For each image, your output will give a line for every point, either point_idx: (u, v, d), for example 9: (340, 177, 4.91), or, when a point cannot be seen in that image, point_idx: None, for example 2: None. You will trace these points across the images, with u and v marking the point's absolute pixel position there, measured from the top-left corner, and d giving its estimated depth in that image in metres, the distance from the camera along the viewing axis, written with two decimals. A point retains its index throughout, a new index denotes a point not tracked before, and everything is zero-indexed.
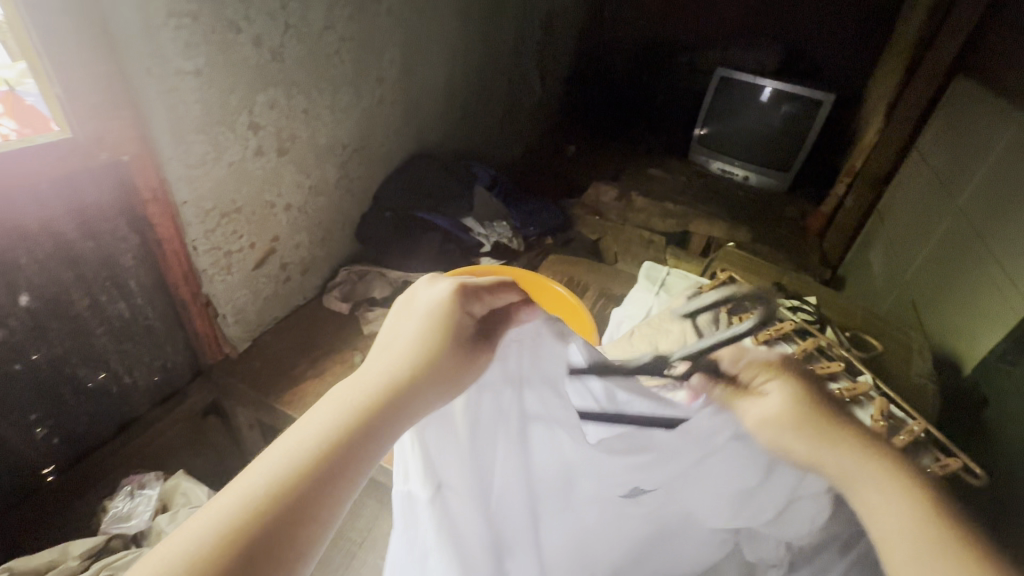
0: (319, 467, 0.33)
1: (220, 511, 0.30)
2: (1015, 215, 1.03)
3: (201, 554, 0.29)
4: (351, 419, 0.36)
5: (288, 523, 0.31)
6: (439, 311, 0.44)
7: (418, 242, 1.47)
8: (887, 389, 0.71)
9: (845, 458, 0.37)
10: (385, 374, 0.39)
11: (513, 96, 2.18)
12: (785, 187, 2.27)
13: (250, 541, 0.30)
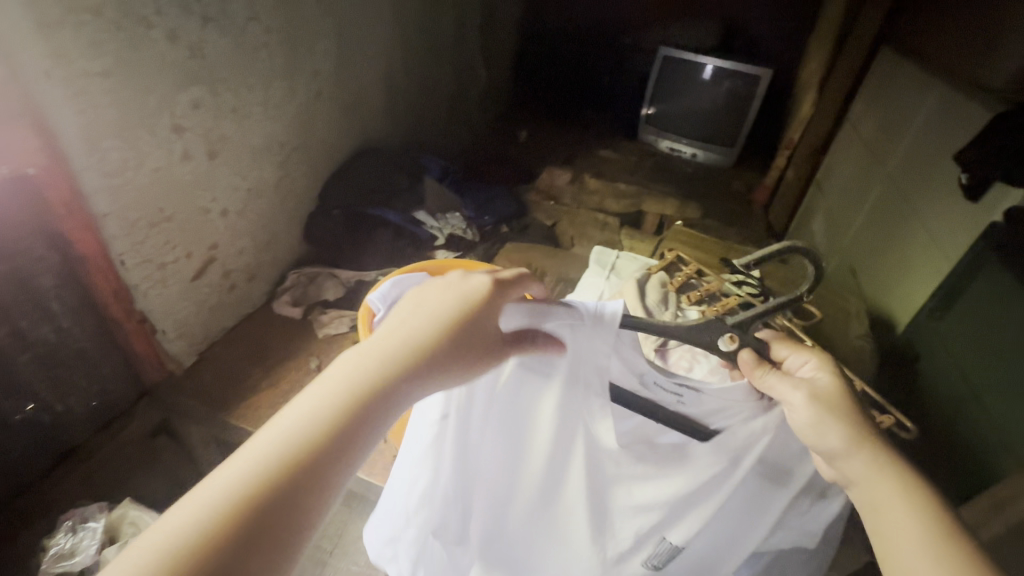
0: (276, 487, 0.33)
1: (216, 501, 0.32)
2: (937, 179, 1.09)
3: (190, 545, 0.30)
4: (340, 423, 0.36)
5: (253, 539, 0.31)
6: (456, 308, 0.43)
7: (370, 239, 1.43)
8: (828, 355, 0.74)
9: (878, 458, 0.44)
10: (380, 370, 0.39)
11: (459, 83, 2.14)
12: (730, 162, 2.34)
13: (233, 539, 0.31)
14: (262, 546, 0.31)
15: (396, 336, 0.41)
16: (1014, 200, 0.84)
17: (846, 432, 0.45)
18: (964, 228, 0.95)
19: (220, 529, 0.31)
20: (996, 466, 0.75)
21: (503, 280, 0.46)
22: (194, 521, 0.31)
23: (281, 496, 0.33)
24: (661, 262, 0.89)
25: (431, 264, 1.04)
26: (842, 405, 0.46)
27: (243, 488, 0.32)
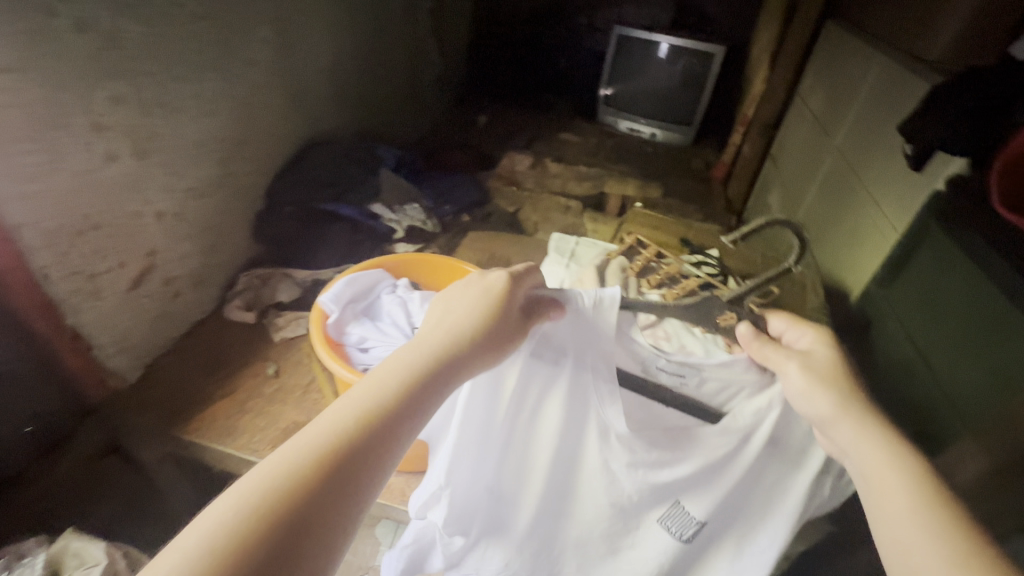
0: (372, 427, 0.43)
1: (324, 429, 0.42)
2: (882, 151, 1.12)
3: (312, 457, 0.40)
4: (411, 381, 0.48)
5: (358, 462, 0.41)
6: (490, 296, 0.57)
7: (325, 236, 1.37)
8: None
9: (866, 422, 0.52)
10: (439, 346, 0.52)
11: (412, 69, 2.07)
12: (688, 141, 2.37)
13: (341, 458, 0.41)
14: (359, 472, 0.41)
15: (440, 322, 0.55)
16: (954, 168, 0.87)
17: (836, 396, 0.54)
18: (908, 197, 0.98)
19: (332, 451, 0.41)
20: (945, 427, 0.78)
21: (514, 273, 0.60)
22: (312, 448, 0.41)
23: (366, 432, 0.43)
24: (620, 249, 0.89)
25: (387, 259, 1.00)
26: (831, 367, 0.56)
27: (345, 424, 0.43)
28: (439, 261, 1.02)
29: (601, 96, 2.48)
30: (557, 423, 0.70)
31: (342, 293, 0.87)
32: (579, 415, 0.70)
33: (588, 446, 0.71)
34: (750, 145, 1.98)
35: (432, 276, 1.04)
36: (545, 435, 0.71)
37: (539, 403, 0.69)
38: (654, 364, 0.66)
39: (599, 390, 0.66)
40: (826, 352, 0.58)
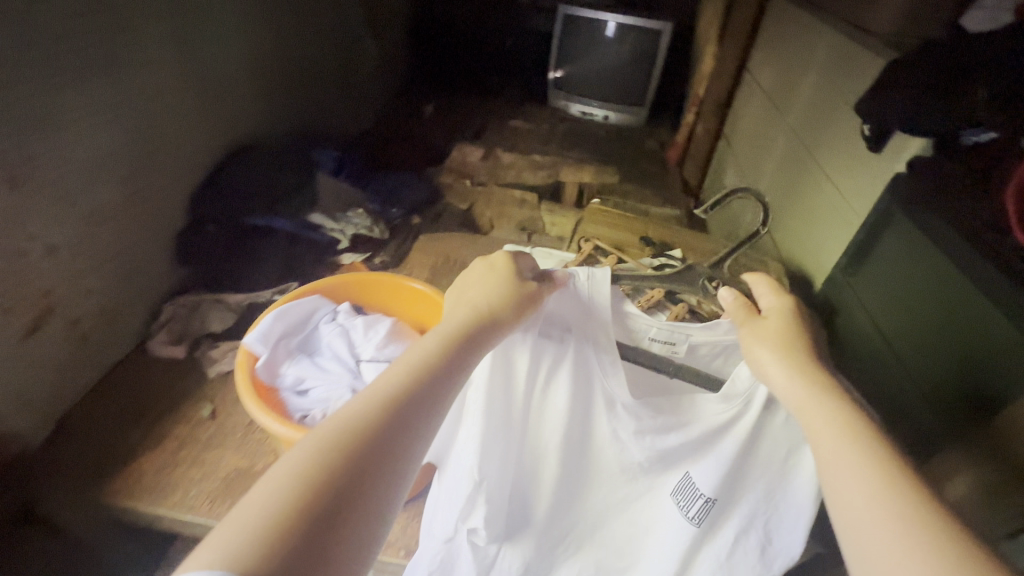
0: (415, 385, 0.48)
1: (376, 390, 0.47)
2: (836, 129, 1.08)
3: (371, 409, 0.45)
4: (445, 349, 0.53)
5: (409, 412, 0.46)
6: (501, 273, 0.63)
7: (258, 253, 1.24)
8: None
9: (800, 364, 0.54)
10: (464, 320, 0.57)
11: (346, 60, 1.92)
12: (641, 122, 2.32)
13: (393, 408, 0.46)
14: (410, 421, 0.46)
15: (457, 304, 0.60)
16: (915, 148, 0.84)
17: (772, 344, 0.56)
18: (867, 178, 0.95)
19: (385, 405, 0.46)
20: (920, 417, 0.75)
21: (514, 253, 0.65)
22: (369, 403, 0.46)
23: (414, 388, 0.48)
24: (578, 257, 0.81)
25: (323, 282, 0.90)
26: (778, 326, 0.59)
27: (394, 385, 0.48)
28: (382, 280, 0.92)
29: (551, 79, 2.39)
30: (562, 403, 0.66)
31: (272, 329, 0.76)
32: (586, 392, 0.66)
33: (596, 425, 0.67)
34: (703, 124, 1.94)
35: (373, 296, 0.94)
36: (554, 417, 0.67)
37: (549, 384, 0.66)
38: (648, 334, 0.68)
39: (601, 360, 0.64)
40: (782, 313, 0.60)
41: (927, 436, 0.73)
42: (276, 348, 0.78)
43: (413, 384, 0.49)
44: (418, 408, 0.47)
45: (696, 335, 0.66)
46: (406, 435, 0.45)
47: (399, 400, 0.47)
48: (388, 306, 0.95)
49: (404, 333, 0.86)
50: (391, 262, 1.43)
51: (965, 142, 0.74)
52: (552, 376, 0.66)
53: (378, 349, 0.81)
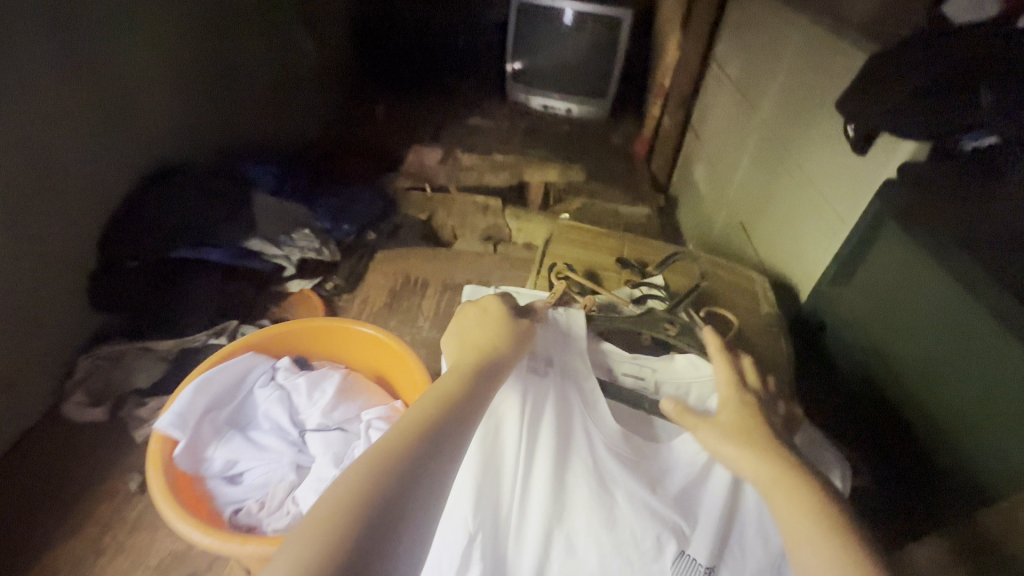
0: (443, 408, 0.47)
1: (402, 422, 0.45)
2: (813, 128, 1.02)
3: (400, 436, 0.43)
4: (460, 376, 0.52)
5: (441, 433, 0.45)
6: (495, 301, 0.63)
7: (190, 291, 1.11)
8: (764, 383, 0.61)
9: (752, 444, 0.51)
10: (473, 349, 0.56)
11: (282, 61, 1.75)
12: (605, 115, 2.23)
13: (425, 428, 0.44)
14: (446, 441, 0.44)
15: (459, 341, 0.59)
16: (904, 153, 0.77)
17: (720, 428, 0.53)
18: (850, 184, 0.89)
19: (415, 428, 0.45)
20: (929, 457, 0.69)
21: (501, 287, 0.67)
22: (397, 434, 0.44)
23: (441, 410, 0.47)
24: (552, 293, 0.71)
25: (258, 334, 0.79)
26: (723, 406, 0.56)
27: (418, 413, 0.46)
28: (327, 327, 0.81)
29: (509, 72, 2.27)
30: (542, 455, 0.58)
31: (192, 405, 0.65)
32: (568, 439, 0.58)
33: (577, 485, 0.57)
34: (669, 118, 1.86)
35: (315, 342, 0.83)
36: (534, 472, 0.57)
37: (528, 431, 0.58)
38: (619, 367, 0.64)
39: (585, 395, 0.59)
40: (725, 378, 0.58)
41: (941, 479, 0.67)
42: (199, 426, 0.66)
43: (440, 416, 0.47)
44: (443, 441, 0.44)
45: (664, 376, 0.63)
46: (436, 466, 0.42)
47: (422, 427, 0.45)
48: (335, 354, 0.84)
49: (355, 389, 0.76)
50: (344, 287, 1.32)
51: (965, 147, 0.67)
52: (531, 423, 0.58)
53: (325, 415, 0.71)
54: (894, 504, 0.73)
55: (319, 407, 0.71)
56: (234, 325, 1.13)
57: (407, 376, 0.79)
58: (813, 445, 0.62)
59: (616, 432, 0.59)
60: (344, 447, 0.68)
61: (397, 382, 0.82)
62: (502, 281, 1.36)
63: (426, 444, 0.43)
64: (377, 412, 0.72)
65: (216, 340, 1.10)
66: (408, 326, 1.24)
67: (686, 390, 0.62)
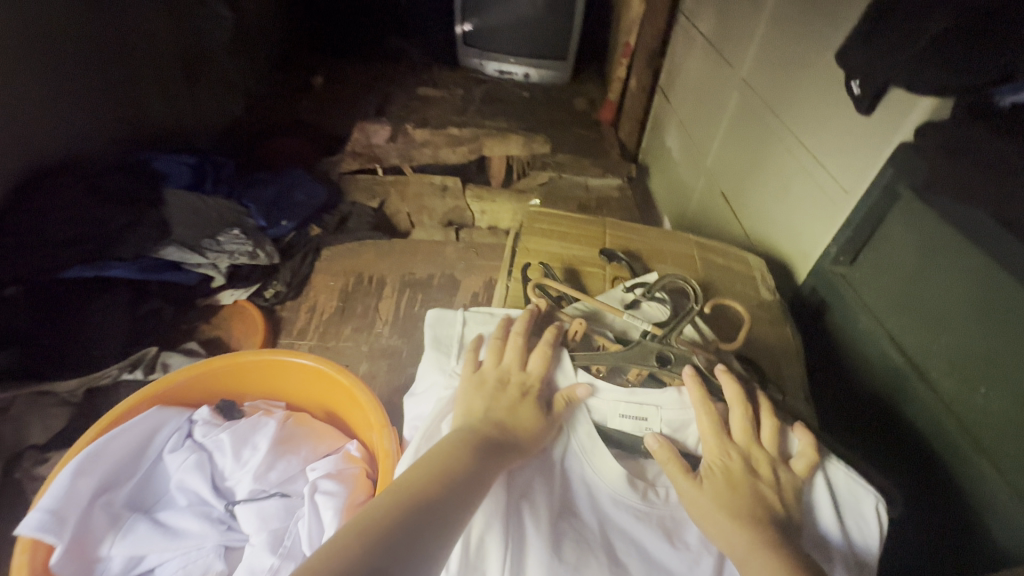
0: (436, 483, 0.42)
1: (390, 498, 0.39)
2: (806, 88, 0.90)
3: (383, 511, 0.38)
4: (462, 449, 0.46)
5: (430, 511, 0.39)
6: (519, 348, 0.57)
7: (89, 318, 0.93)
8: (764, 423, 0.54)
9: (732, 513, 0.47)
10: (485, 417, 0.50)
11: (189, 31, 1.49)
12: (567, 78, 2.06)
13: (407, 504, 0.39)
14: (436, 522, 0.39)
15: (482, 400, 0.52)
16: (920, 114, 0.66)
17: (698, 497, 0.49)
18: (855, 150, 0.78)
19: (401, 501, 0.39)
20: (967, 465, 0.57)
21: (529, 317, 0.60)
22: (383, 506, 0.38)
23: (433, 487, 0.41)
24: (523, 321, 0.59)
25: (175, 378, 0.71)
26: (704, 470, 0.51)
27: (410, 487, 0.41)
28: (259, 363, 0.74)
29: (459, 33, 2.05)
30: (543, 525, 0.48)
31: (68, 498, 0.57)
32: (568, 506, 0.51)
33: (587, 567, 0.47)
34: (637, 79, 1.72)
35: (250, 379, 0.75)
36: (532, 550, 0.46)
37: (527, 498, 0.49)
38: (615, 410, 0.56)
39: (579, 446, 0.53)
40: (709, 430, 0.53)
41: (978, 493, 0.56)
42: (88, 515, 0.59)
43: (437, 484, 0.42)
44: (434, 520, 0.39)
45: (667, 414, 0.56)
46: (432, 547, 0.37)
47: (417, 494, 0.40)
48: (274, 391, 0.77)
49: (296, 439, 0.68)
50: (287, 294, 1.14)
51: (1001, 103, 0.55)
52: (530, 487, 0.50)
53: (256, 481, 0.63)
54: (930, 532, 0.61)
55: (250, 471, 0.64)
56: (156, 352, 0.97)
57: (358, 411, 0.71)
58: (843, 520, 0.50)
59: (620, 487, 0.51)
60: (281, 522, 0.61)
61: (347, 417, 0.75)
62: (468, 273, 1.22)
63: (413, 525, 0.37)
64: (323, 467, 0.64)
65: (130, 375, 0.93)
66: (365, 334, 1.08)
67: (689, 429, 0.56)
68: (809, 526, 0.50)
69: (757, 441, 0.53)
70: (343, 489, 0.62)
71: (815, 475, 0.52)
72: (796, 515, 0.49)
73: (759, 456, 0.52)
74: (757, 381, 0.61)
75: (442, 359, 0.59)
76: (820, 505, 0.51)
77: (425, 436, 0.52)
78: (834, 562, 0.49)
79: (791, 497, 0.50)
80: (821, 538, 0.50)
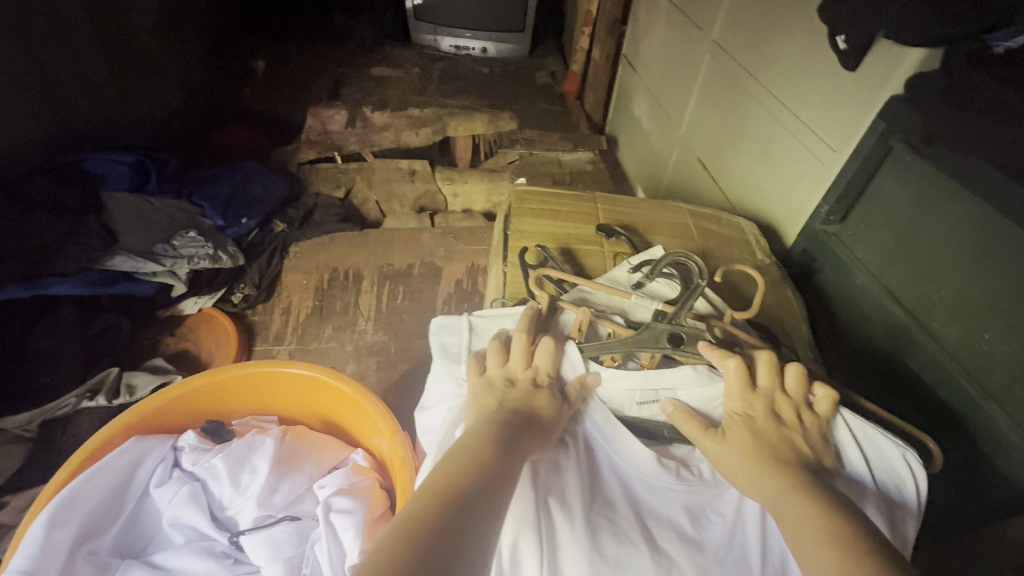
0: (463, 478, 0.36)
1: (418, 502, 0.34)
2: (784, 46, 0.89)
3: (414, 514, 0.32)
4: (485, 439, 0.41)
5: (465, 510, 0.34)
6: (525, 343, 0.51)
7: (32, 342, 0.83)
8: (788, 374, 0.50)
9: (762, 460, 0.43)
10: (496, 409, 0.45)
11: (108, 17, 1.34)
12: (525, 51, 1.99)
13: (439, 503, 0.33)
14: (474, 522, 0.33)
15: (495, 398, 0.47)
16: (910, 63, 0.66)
17: (723, 451, 0.46)
18: (843, 107, 0.77)
19: (429, 503, 0.34)
20: (978, 413, 0.58)
21: (533, 312, 0.55)
22: (412, 510, 0.33)
23: (462, 483, 0.36)
24: (525, 319, 0.54)
25: (152, 403, 0.64)
26: (726, 422, 0.47)
27: (436, 485, 0.35)
28: (245, 377, 0.67)
29: (408, 8, 1.93)
30: (576, 521, 0.43)
31: (42, 553, 0.51)
32: (601, 495, 0.46)
33: (630, 559, 0.42)
34: (600, 49, 1.68)
35: (233, 396, 0.69)
36: (569, 548, 0.42)
37: (553, 492, 0.44)
38: (632, 398, 0.52)
39: (601, 433, 0.49)
40: (733, 379, 0.49)
41: (995, 436, 0.56)
42: (70, 566, 0.53)
43: (465, 477, 0.36)
44: (473, 516, 0.33)
45: (685, 393, 0.52)
46: (475, 547, 0.32)
47: (446, 490, 0.35)
48: (264, 404, 0.71)
49: (298, 456, 0.63)
50: (256, 298, 1.05)
51: (993, 49, 0.55)
52: (555, 482, 0.45)
53: (256, 505, 0.58)
54: (948, 483, 0.62)
55: (252, 496, 0.59)
56: (118, 373, 0.88)
57: (362, 418, 0.67)
58: (872, 463, 0.47)
59: (650, 469, 0.47)
60: (295, 549, 0.57)
61: (348, 425, 0.70)
62: (449, 260, 1.16)
63: (450, 527, 0.32)
64: (333, 484, 0.60)
65: (92, 402, 0.84)
66: (347, 333, 1.02)
67: (712, 406, 0.51)
68: (840, 466, 0.46)
69: (781, 390, 0.49)
70: (359, 505, 0.58)
71: (836, 414, 0.49)
72: (826, 459, 0.46)
73: (782, 402, 0.48)
74: (773, 345, 0.60)
75: (451, 366, 0.54)
76: (846, 445, 0.47)
77: (439, 447, 0.47)
78: (866, 504, 0.45)
79: (818, 440, 0.46)
80: (848, 477, 0.46)
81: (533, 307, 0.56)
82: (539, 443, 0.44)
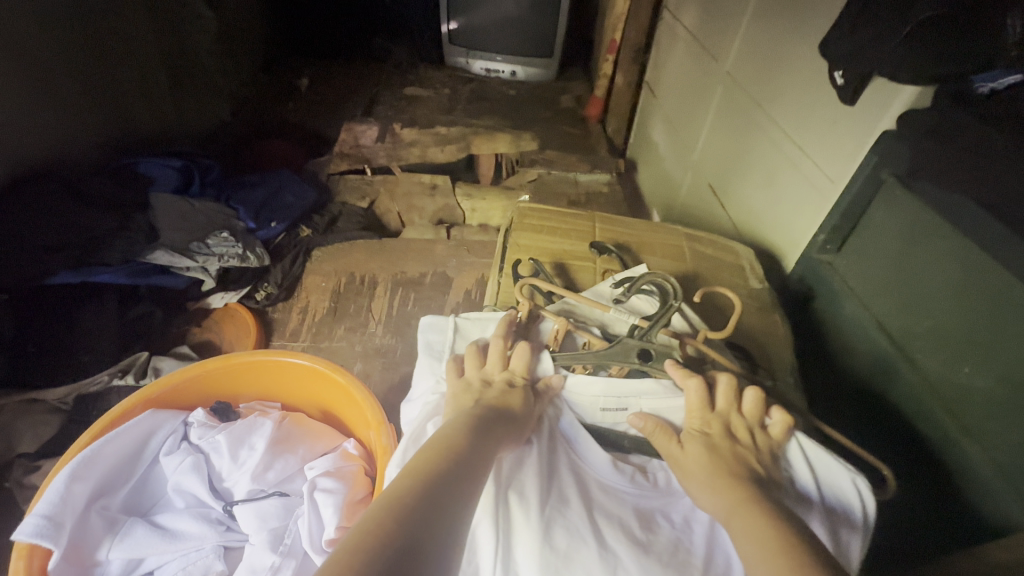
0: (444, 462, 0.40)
1: (406, 482, 0.37)
2: (791, 81, 0.92)
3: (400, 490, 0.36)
4: (462, 430, 0.45)
5: (445, 490, 0.37)
6: (499, 346, 0.55)
7: (76, 325, 0.92)
8: (747, 395, 0.52)
9: (715, 474, 0.46)
10: (473, 406, 0.49)
11: (169, 37, 1.47)
12: (553, 75, 2.05)
13: (422, 483, 0.37)
14: (452, 499, 0.37)
15: (468, 398, 0.50)
16: (902, 101, 0.68)
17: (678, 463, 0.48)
18: (842, 142, 0.79)
19: (414, 482, 0.37)
20: (953, 447, 0.58)
21: (510, 320, 0.59)
22: (402, 487, 0.36)
23: (441, 466, 0.39)
24: (503, 326, 0.57)
25: (171, 380, 0.71)
26: (684, 437, 0.50)
27: (419, 466, 0.39)
28: (255, 363, 0.74)
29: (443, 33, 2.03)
30: (531, 512, 0.45)
31: (64, 502, 0.57)
32: (559, 491, 0.48)
33: (581, 549, 0.45)
34: (623, 75, 1.72)
35: (245, 381, 0.76)
36: (524, 536, 0.45)
37: (514, 485, 0.47)
38: (596, 404, 0.55)
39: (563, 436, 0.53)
40: (693, 398, 0.52)
41: (971, 471, 0.56)
42: (86, 518, 0.59)
43: (444, 462, 0.40)
44: (449, 495, 0.37)
45: (648, 405, 0.54)
46: (454, 523, 0.35)
47: (427, 473, 0.38)
48: (270, 390, 0.77)
49: (293, 439, 0.69)
50: (278, 296, 1.13)
51: (978, 90, 0.57)
52: (517, 477, 0.48)
53: (250, 479, 0.64)
54: (921, 516, 0.62)
55: (249, 471, 0.64)
56: (146, 357, 0.96)
57: (356, 410, 0.72)
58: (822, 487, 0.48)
59: (605, 472, 0.51)
60: (281, 522, 0.62)
61: (345, 416, 0.75)
62: (460, 271, 1.21)
63: (429, 501, 0.35)
64: (322, 466, 0.65)
65: (121, 381, 0.92)
66: (358, 334, 1.08)
67: (674, 420, 0.54)
68: (790, 487, 0.48)
69: (738, 412, 0.51)
70: (342, 486, 0.62)
71: (791, 438, 0.50)
72: (776, 478, 0.47)
73: (737, 422, 0.50)
74: (749, 369, 0.62)
75: (433, 362, 0.58)
76: (798, 468, 0.49)
77: (413, 437, 0.51)
78: (813, 526, 0.47)
79: (769, 459, 0.48)
80: (797, 496, 0.48)
81: (512, 314, 0.60)
82: (510, 439, 0.48)
